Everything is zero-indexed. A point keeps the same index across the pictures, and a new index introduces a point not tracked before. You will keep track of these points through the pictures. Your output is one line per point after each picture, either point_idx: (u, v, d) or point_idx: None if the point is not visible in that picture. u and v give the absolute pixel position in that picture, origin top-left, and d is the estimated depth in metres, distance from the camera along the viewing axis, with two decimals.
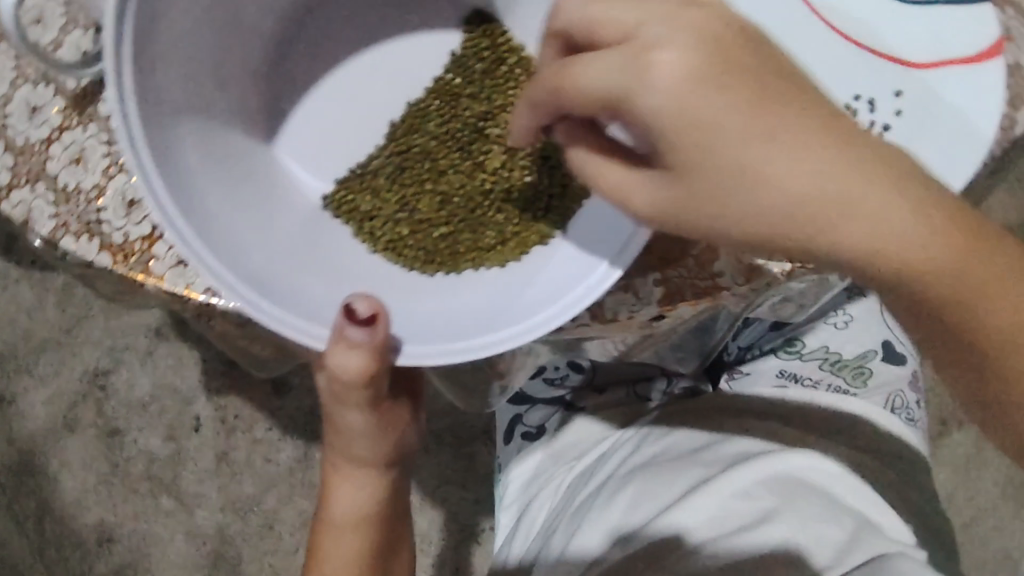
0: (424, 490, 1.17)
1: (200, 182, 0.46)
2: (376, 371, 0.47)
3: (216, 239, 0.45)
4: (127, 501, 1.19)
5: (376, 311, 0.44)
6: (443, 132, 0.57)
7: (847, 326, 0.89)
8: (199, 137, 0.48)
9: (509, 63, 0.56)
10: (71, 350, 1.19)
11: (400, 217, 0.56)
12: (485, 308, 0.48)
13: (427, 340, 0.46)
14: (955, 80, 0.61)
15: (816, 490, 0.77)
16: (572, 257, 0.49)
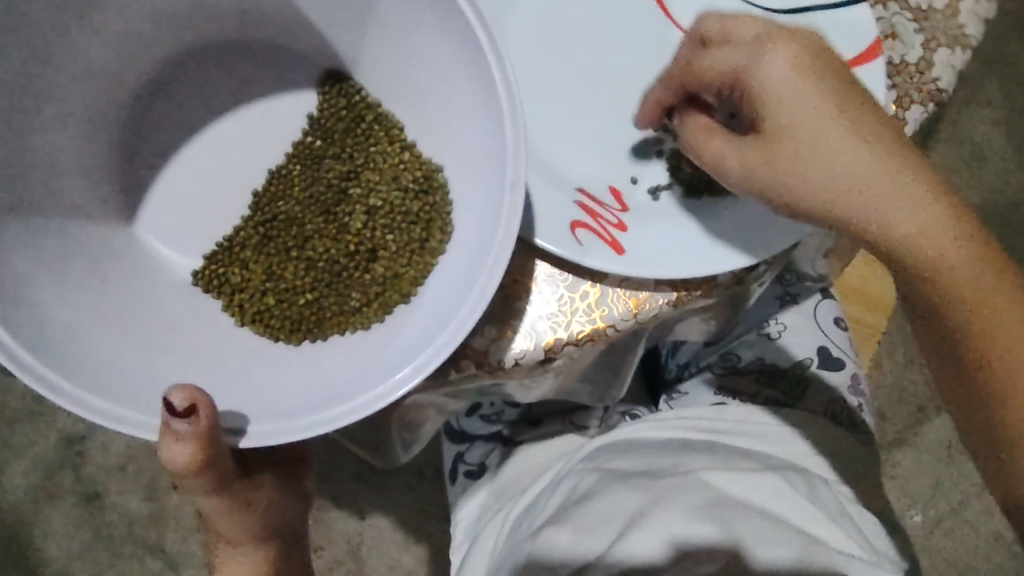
0: (407, 528, 1.14)
1: (43, 295, 0.51)
2: (210, 462, 0.48)
3: (62, 346, 0.49)
4: (113, 565, 1.15)
5: (194, 401, 0.46)
6: (306, 197, 0.59)
7: (780, 336, 0.90)
8: (40, 250, 0.53)
9: (366, 121, 0.59)
10: (43, 419, 1.16)
11: (267, 287, 0.59)
12: (339, 377, 0.50)
13: (274, 418, 0.49)
14: None
15: (756, 509, 0.72)
16: (418, 320, 0.51)
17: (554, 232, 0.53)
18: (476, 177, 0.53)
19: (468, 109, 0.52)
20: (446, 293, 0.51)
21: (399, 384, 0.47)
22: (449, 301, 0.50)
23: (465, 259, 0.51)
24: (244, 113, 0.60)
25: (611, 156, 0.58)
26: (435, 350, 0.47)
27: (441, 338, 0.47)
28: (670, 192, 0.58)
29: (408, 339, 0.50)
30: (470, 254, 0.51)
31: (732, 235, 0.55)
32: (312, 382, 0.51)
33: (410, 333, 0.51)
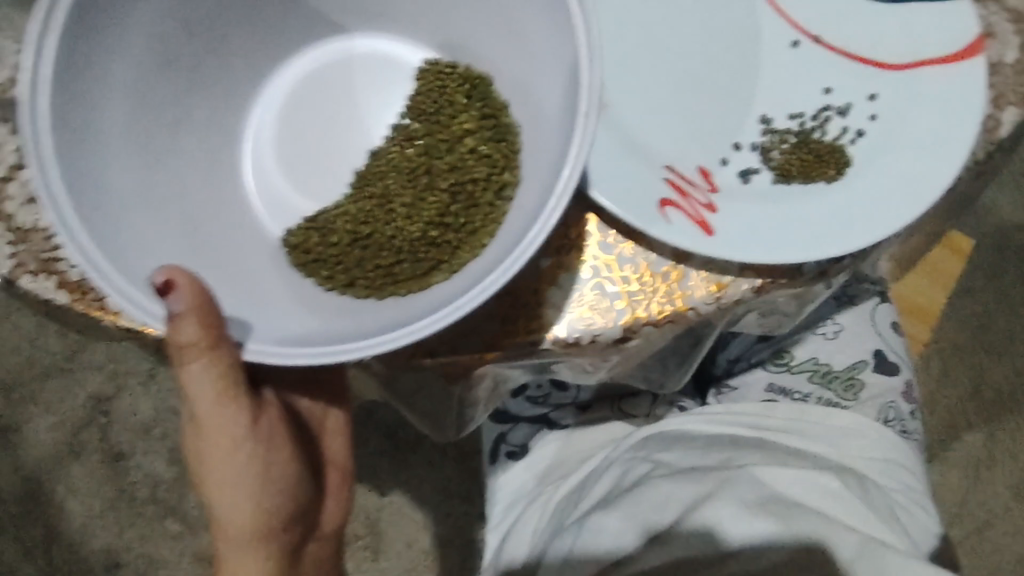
0: (426, 506, 1.12)
1: (121, 195, 0.47)
2: (216, 341, 0.45)
3: (124, 246, 0.45)
4: (133, 525, 1.15)
5: (171, 276, 0.43)
6: (404, 164, 0.53)
7: (836, 336, 0.87)
8: (133, 146, 0.49)
9: (466, 93, 0.53)
10: (75, 375, 1.17)
11: (349, 251, 0.52)
12: (391, 317, 0.45)
13: (311, 343, 0.44)
14: (932, 79, 0.56)
15: (807, 508, 0.73)
16: (481, 265, 0.46)
17: (641, 207, 0.52)
18: (542, 117, 0.48)
19: (540, 47, 0.47)
20: (508, 239, 0.45)
21: (443, 320, 0.42)
22: (506, 246, 0.44)
23: (534, 197, 0.45)
24: (351, 59, 0.58)
25: (699, 135, 0.57)
26: (480, 289, 0.42)
27: (491, 275, 0.42)
28: (762, 175, 0.57)
29: (461, 282, 0.45)
30: (534, 198, 0.45)
31: (823, 223, 0.53)
32: (357, 325, 0.45)
33: (469, 275, 0.45)
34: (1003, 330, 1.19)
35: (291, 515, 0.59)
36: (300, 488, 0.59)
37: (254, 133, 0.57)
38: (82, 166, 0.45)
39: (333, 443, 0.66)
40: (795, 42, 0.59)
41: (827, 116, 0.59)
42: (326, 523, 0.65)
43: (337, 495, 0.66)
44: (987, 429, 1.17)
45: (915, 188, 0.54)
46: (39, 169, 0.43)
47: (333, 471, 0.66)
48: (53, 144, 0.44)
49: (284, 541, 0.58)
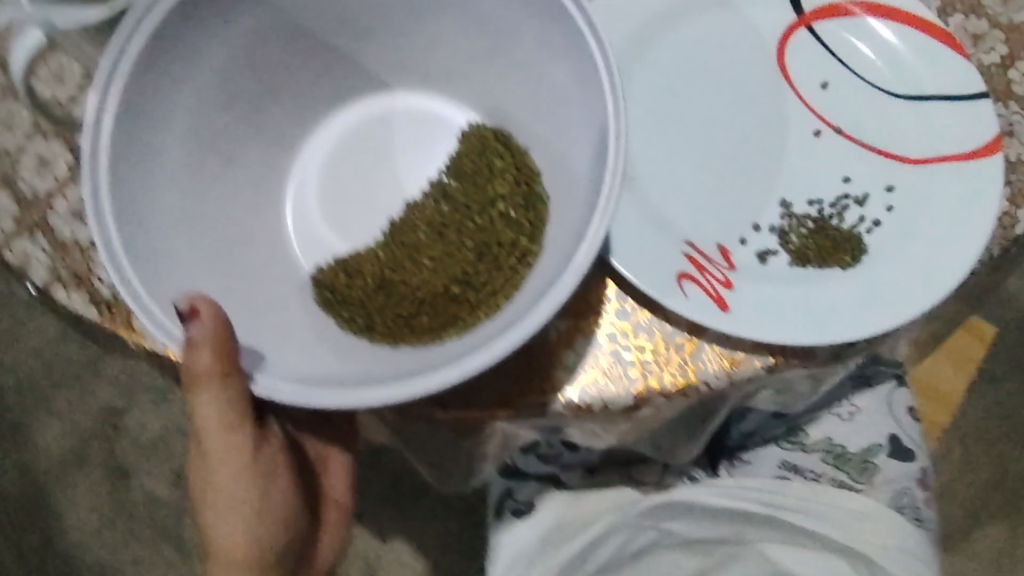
0: (426, 556, 1.12)
1: (166, 225, 0.49)
2: (228, 372, 0.46)
3: (163, 276, 0.47)
4: (130, 546, 1.15)
5: (195, 306, 0.45)
6: (434, 224, 0.56)
7: (853, 418, 0.85)
8: (184, 180, 0.52)
9: (501, 160, 0.56)
10: (92, 387, 1.19)
11: (375, 298, 0.54)
12: (403, 368, 0.46)
13: (321, 386, 0.45)
14: (950, 174, 0.58)
15: None
16: (496, 323, 0.47)
17: (659, 280, 0.53)
18: (570, 188, 0.49)
19: (574, 124, 0.49)
20: (522, 306, 0.46)
21: (444, 379, 0.43)
22: (518, 312, 0.45)
23: (551, 266, 0.47)
24: (400, 113, 0.60)
25: (719, 212, 0.59)
26: (486, 352, 0.43)
27: (497, 341, 0.43)
28: (780, 257, 0.58)
29: (470, 343, 0.46)
30: (550, 269, 0.47)
31: (834, 309, 0.55)
32: (368, 371, 0.47)
33: (481, 333, 0.47)
34: (1022, 422, 1.17)
35: (286, 547, 0.58)
36: (297, 520, 0.59)
37: (301, 173, 0.60)
38: (134, 192, 0.48)
39: (333, 480, 0.66)
40: (817, 132, 0.61)
41: (845, 204, 0.60)
42: (319, 559, 0.63)
43: (334, 533, 0.65)
44: (1002, 522, 1.15)
45: (930, 280, 0.55)
46: (92, 194, 0.45)
47: (331, 508, 0.65)
48: (109, 173, 0.46)
49: (277, 573, 0.57)
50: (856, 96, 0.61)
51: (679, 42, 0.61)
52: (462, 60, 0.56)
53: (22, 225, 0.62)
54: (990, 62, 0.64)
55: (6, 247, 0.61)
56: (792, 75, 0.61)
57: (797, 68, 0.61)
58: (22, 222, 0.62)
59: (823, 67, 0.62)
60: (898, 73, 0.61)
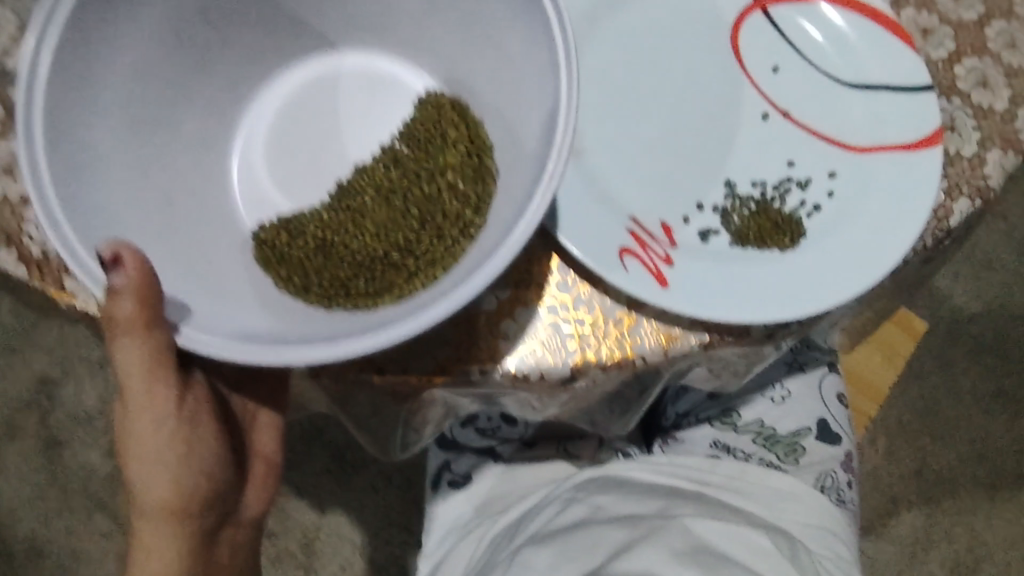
0: (367, 530, 1.11)
1: (101, 169, 0.47)
2: (149, 321, 0.45)
3: (93, 220, 0.46)
4: (63, 517, 1.12)
5: (116, 253, 0.43)
6: (383, 186, 0.54)
7: (783, 401, 0.89)
8: (122, 127, 0.49)
9: (456, 129, 0.54)
10: (22, 354, 1.15)
11: (316, 257, 0.53)
12: (335, 332, 0.45)
13: (252, 341, 0.44)
14: (890, 164, 0.60)
15: (736, 563, 0.71)
16: (434, 291, 0.46)
17: (602, 254, 0.54)
18: (519, 159, 0.49)
19: (526, 92, 0.49)
20: (459, 276, 0.46)
21: (370, 343, 0.42)
22: (453, 282, 0.45)
23: (494, 237, 0.46)
24: (350, 73, 0.58)
25: (668, 190, 0.59)
26: (416, 320, 0.43)
27: (427, 309, 0.43)
28: (721, 237, 0.59)
29: (403, 309, 0.46)
30: (491, 240, 0.46)
31: (769, 292, 0.56)
32: (298, 333, 0.46)
33: (420, 299, 0.46)
34: (947, 413, 1.22)
35: (212, 497, 0.57)
36: (223, 470, 0.58)
37: (247, 131, 0.58)
38: (68, 135, 0.45)
39: (262, 433, 0.65)
40: (765, 115, 0.61)
41: (788, 187, 0.61)
42: (247, 511, 0.63)
43: (261, 486, 0.64)
44: (925, 508, 1.20)
45: (863, 266, 0.57)
46: (25, 129, 0.43)
47: (259, 462, 0.65)
48: (43, 113, 0.44)
49: (200, 525, 0.57)
50: (806, 84, 0.62)
51: (636, 20, 0.60)
52: (420, 24, 0.55)
53: None
54: (937, 57, 0.66)
55: None
56: (744, 57, 0.62)
57: (752, 51, 0.62)
58: None
59: (776, 51, 0.63)
60: (847, 63, 0.62)
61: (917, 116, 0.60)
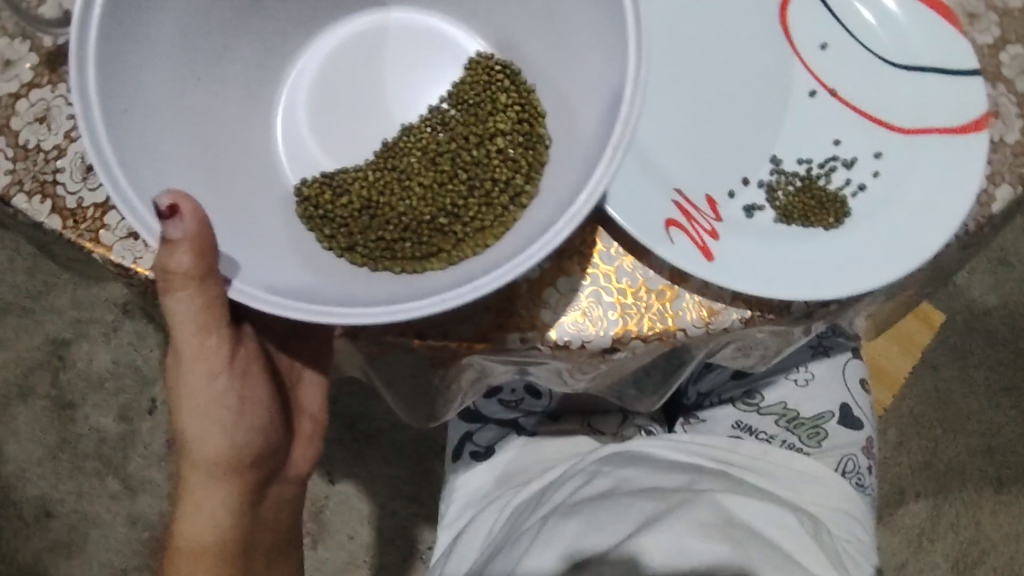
0: (375, 500, 1.12)
1: (151, 118, 0.47)
2: (201, 275, 0.44)
3: (143, 166, 0.45)
4: (73, 477, 1.12)
5: (175, 202, 0.42)
6: (431, 149, 0.53)
7: (807, 384, 0.88)
8: (171, 76, 0.49)
9: (506, 96, 0.53)
10: (35, 316, 1.15)
11: (362, 216, 0.53)
12: (387, 296, 0.45)
13: (303, 299, 0.44)
14: (935, 146, 0.59)
15: (764, 541, 0.70)
16: (486, 261, 0.46)
17: (648, 224, 0.53)
18: (576, 128, 0.48)
19: (586, 59, 0.48)
20: (513, 245, 0.46)
21: (424, 309, 0.42)
22: (509, 252, 0.45)
23: (550, 209, 0.46)
24: (401, 30, 0.57)
25: (713, 167, 0.59)
26: (467, 289, 0.42)
27: (483, 277, 0.43)
28: (765, 214, 0.59)
29: (456, 275, 0.45)
30: (547, 211, 0.46)
31: (812, 269, 0.55)
32: (350, 293, 0.46)
33: (469, 268, 0.46)
34: (960, 407, 1.22)
35: (263, 452, 0.58)
36: (273, 426, 0.58)
37: (293, 87, 0.57)
38: (120, 81, 0.45)
39: (307, 389, 0.65)
40: (812, 92, 0.61)
41: (833, 166, 0.61)
42: (295, 467, 0.63)
43: (307, 443, 0.64)
44: (929, 500, 1.20)
45: (909, 247, 0.56)
46: (78, 71, 0.43)
47: (304, 418, 0.65)
48: (96, 58, 0.43)
49: (252, 478, 0.57)
50: (853, 61, 0.62)
51: None
52: None
53: None
54: (983, 43, 0.65)
55: None
56: (792, 32, 0.61)
57: (799, 27, 0.61)
58: None
59: (823, 27, 0.62)
60: (895, 41, 0.61)
61: (961, 99, 0.59)
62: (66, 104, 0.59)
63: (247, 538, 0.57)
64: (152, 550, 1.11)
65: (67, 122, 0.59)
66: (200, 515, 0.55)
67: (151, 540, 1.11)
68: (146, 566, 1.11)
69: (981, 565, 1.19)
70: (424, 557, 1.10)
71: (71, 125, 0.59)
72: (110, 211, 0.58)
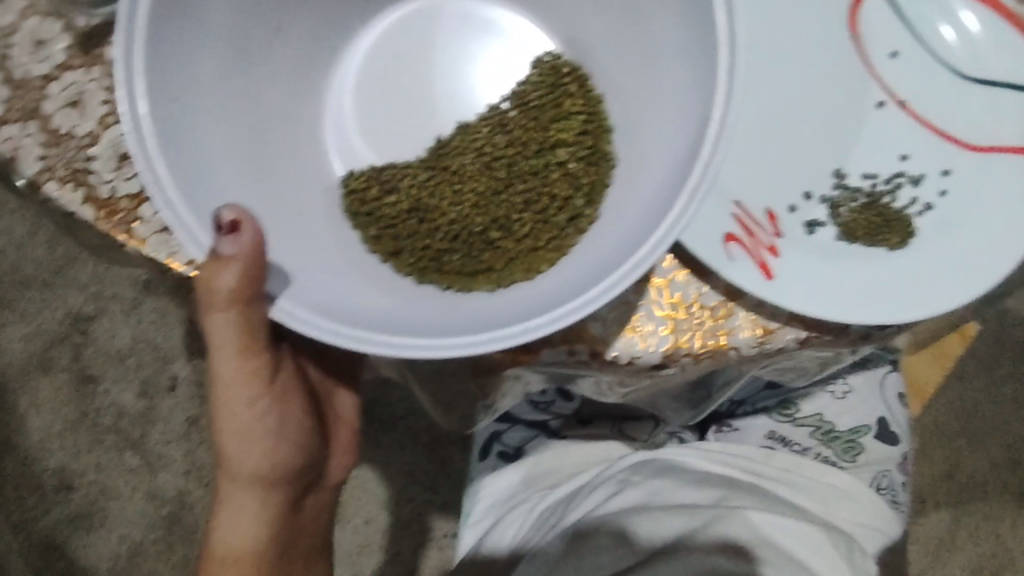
0: (392, 490, 1.07)
1: (201, 113, 0.45)
2: (246, 295, 0.43)
3: (191, 164, 0.43)
4: (92, 450, 1.12)
5: (239, 219, 0.41)
6: (487, 156, 0.52)
7: (846, 397, 0.83)
8: (224, 70, 0.47)
9: (569, 108, 0.52)
10: (57, 289, 1.13)
11: (411, 218, 0.51)
12: (439, 321, 0.43)
13: (352, 317, 0.42)
14: (1007, 167, 0.56)
15: (786, 556, 0.70)
16: (542, 292, 0.44)
17: (705, 239, 0.51)
18: (648, 154, 0.47)
19: (665, 68, 0.46)
20: (572, 278, 0.44)
21: (478, 345, 0.40)
22: (567, 287, 0.43)
23: (615, 242, 0.44)
24: (464, 22, 0.55)
25: (776, 178, 0.56)
26: (523, 327, 0.40)
27: (537, 318, 0.41)
28: (826, 230, 0.56)
29: (509, 307, 0.43)
30: (612, 246, 0.44)
31: (873, 293, 0.53)
32: (398, 313, 0.44)
33: (524, 296, 0.44)
34: (999, 417, 1.16)
35: (301, 466, 0.57)
36: (311, 439, 0.57)
37: (346, 73, 0.55)
38: (170, 74, 0.43)
39: (342, 398, 0.64)
40: (879, 103, 0.58)
41: (899, 182, 0.58)
42: (330, 476, 0.63)
43: (345, 452, 0.64)
44: (951, 510, 1.14)
45: (972, 272, 0.53)
46: (126, 63, 0.41)
47: (342, 427, 0.64)
48: (144, 50, 0.41)
49: (287, 491, 0.56)
50: (922, 71, 0.59)
51: None
52: None
53: (12, 108, 0.55)
54: None
55: None
56: (861, 39, 0.58)
57: (869, 34, 0.58)
58: (11, 104, 0.56)
59: (894, 34, 0.59)
60: (967, 52, 0.59)
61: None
62: (101, 88, 0.56)
63: (283, 549, 0.57)
64: (170, 527, 1.11)
65: (101, 108, 0.56)
66: (235, 528, 0.54)
67: (168, 517, 1.11)
68: (162, 541, 1.11)
69: None
70: (439, 545, 1.07)
71: (105, 111, 0.56)
72: (146, 203, 0.55)
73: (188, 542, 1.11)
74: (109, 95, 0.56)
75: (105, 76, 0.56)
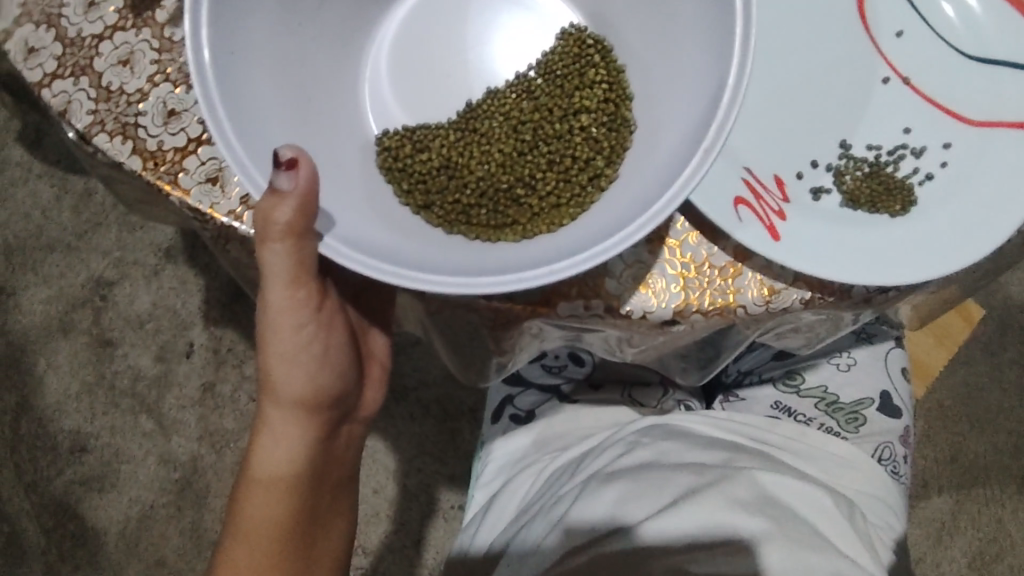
0: (401, 457, 1.11)
1: (255, 69, 0.49)
2: (297, 231, 0.46)
3: (248, 115, 0.47)
4: (108, 413, 1.15)
5: (297, 157, 0.45)
6: (514, 118, 0.55)
7: (849, 369, 0.88)
8: (275, 30, 0.50)
9: (594, 75, 0.54)
10: (80, 253, 1.17)
11: (442, 175, 0.54)
12: (470, 264, 0.46)
13: (389, 258, 0.46)
14: (1007, 141, 0.59)
15: (794, 516, 0.67)
16: (565, 242, 0.47)
17: (717, 202, 0.54)
18: (665, 120, 0.50)
19: (684, 38, 0.49)
20: (592, 229, 0.47)
21: (505, 285, 0.43)
22: (587, 238, 0.46)
23: (633, 198, 0.47)
24: None
25: (785, 149, 0.59)
26: (548, 270, 0.44)
27: (561, 262, 0.44)
28: (832, 197, 0.59)
29: (533, 254, 0.47)
30: (630, 201, 0.47)
31: (878, 255, 0.56)
32: (431, 257, 0.47)
33: (547, 246, 0.48)
34: (1003, 405, 1.18)
35: (336, 396, 0.61)
36: (347, 372, 0.61)
37: (383, 40, 0.58)
38: (230, 30, 0.46)
39: (375, 337, 0.68)
40: (886, 78, 0.60)
41: (902, 154, 0.61)
42: (364, 409, 0.67)
43: (378, 386, 0.68)
44: (952, 495, 1.16)
45: (970, 239, 0.56)
46: (193, 19, 0.44)
47: (375, 364, 0.68)
48: (208, 7, 0.45)
49: (324, 418, 0.61)
50: (928, 49, 0.61)
51: None
52: None
53: (64, 65, 0.59)
54: None
55: (47, 87, 0.59)
56: (871, 18, 0.61)
57: (878, 12, 0.61)
58: (63, 62, 0.59)
59: (902, 13, 0.61)
60: (971, 31, 0.61)
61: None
62: (150, 48, 0.59)
63: (317, 472, 0.61)
64: (182, 490, 1.14)
65: (150, 66, 0.59)
66: (275, 449, 0.59)
67: (181, 480, 1.14)
68: (174, 503, 1.14)
69: (1000, 563, 1.16)
70: (446, 516, 1.10)
71: (154, 70, 0.59)
72: (190, 156, 0.58)
73: (200, 506, 1.14)
74: (157, 55, 0.59)
75: (153, 37, 0.59)
